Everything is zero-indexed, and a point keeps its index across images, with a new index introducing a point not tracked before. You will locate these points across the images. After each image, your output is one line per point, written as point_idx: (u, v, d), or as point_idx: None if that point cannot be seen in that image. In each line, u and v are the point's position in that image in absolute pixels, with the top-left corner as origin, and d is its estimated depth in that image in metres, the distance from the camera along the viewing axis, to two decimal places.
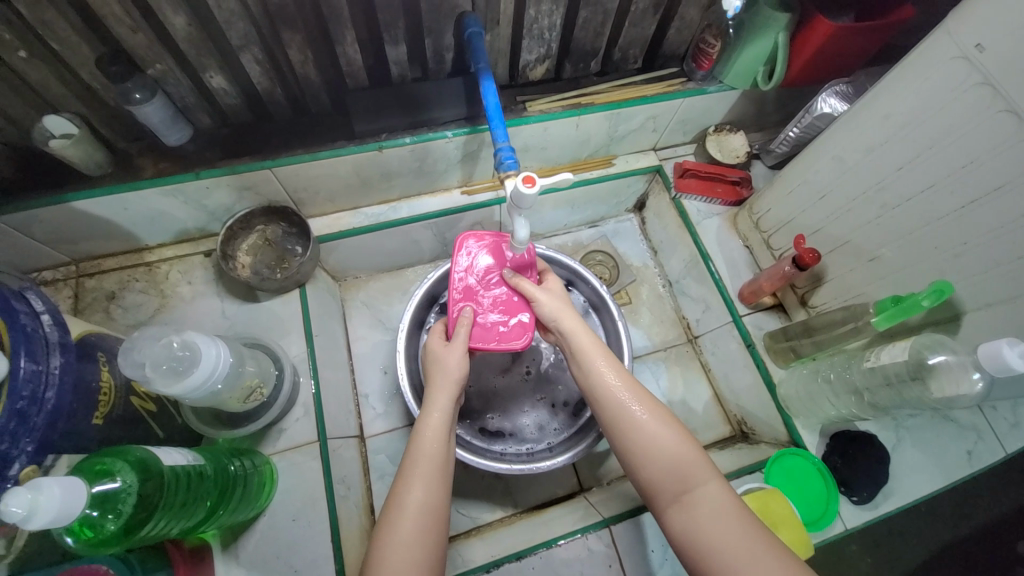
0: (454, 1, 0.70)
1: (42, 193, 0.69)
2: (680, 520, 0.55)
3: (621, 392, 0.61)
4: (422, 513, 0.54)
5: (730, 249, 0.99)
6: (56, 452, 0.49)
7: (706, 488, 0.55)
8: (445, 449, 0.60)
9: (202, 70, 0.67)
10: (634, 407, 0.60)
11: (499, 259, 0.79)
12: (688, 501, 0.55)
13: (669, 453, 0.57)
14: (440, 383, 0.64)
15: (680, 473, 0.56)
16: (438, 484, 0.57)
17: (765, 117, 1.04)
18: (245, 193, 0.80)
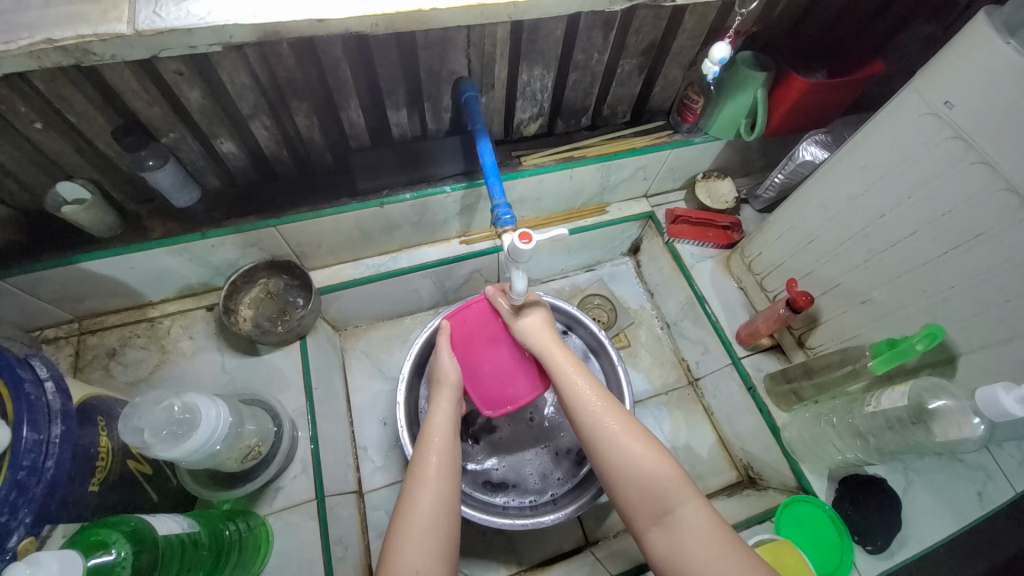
0: (452, 68, 0.75)
1: (51, 255, 0.71)
2: (663, 542, 0.55)
3: (596, 411, 0.63)
4: (437, 505, 0.58)
5: (725, 291, 1.00)
6: (52, 522, 0.47)
7: (685, 507, 0.55)
8: (452, 449, 0.64)
9: (213, 136, 0.71)
10: (608, 426, 0.61)
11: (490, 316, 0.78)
12: (669, 522, 0.55)
13: (646, 474, 0.57)
14: (446, 394, 0.70)
15: (659, 493, 0.56)
16: (448, 484, 0.61)
17: (751, 164, 1.09)
18: (249, 249, 0.82)
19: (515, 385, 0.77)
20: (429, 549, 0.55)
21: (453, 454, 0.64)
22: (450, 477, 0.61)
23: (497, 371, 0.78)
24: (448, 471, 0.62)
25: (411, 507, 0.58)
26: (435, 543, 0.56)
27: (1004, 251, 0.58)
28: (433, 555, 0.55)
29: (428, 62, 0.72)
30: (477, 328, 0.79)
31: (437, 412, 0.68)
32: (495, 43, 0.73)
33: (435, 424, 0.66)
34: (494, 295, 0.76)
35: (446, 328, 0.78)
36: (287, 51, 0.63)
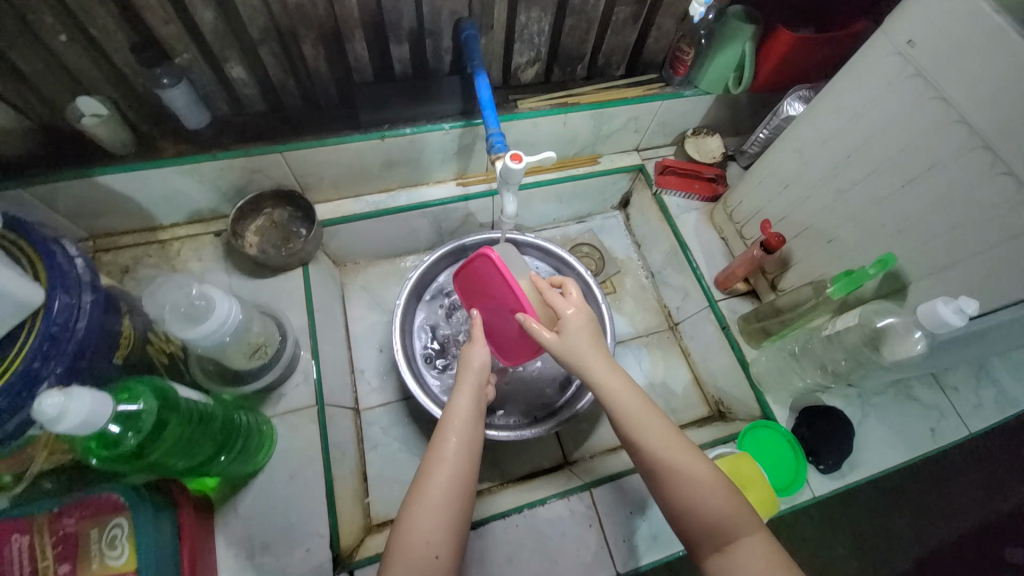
0: (452, 7, 0.78)
1: (68, 168, 0.75)
2: (721, 567, 0.56)
3: (652, 431, 0.61)
4: (450, 487, 0.60)
5: (707, 241, 1.06)
6: (82, 380, 0.52)
7: (750, 540, 0.56)
8: (474, 437, 0.64)
9: (224, 60, 0.74)
10: (657, 448, 0.60)
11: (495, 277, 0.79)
12: (731, 551, 0.56)
13: (707, 502, 0.57)
14: (468, 380, 0.68)
15: (716, 522, 0.57)
16: (465, 467, 0.62)
17: (739, 122, 1.13)
18: (255, 176, 0.87)
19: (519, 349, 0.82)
20: (437, 527, 0.57)
21: (476, 440, 0.65)
22: (468, 462, 0.62)
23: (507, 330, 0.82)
24: (470, 460, 0.62)
25: (423, 489, 0.59)
26: (445, 519, 0.58)
27: (952, 184, 0.63)
28: (442, 533, 0.57)
29: None
30: (484, 282, 0.81)
31: (458, 397, 0.67)
32: None
33: (462, 413, 0.65)
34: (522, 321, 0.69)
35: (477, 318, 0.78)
36: None
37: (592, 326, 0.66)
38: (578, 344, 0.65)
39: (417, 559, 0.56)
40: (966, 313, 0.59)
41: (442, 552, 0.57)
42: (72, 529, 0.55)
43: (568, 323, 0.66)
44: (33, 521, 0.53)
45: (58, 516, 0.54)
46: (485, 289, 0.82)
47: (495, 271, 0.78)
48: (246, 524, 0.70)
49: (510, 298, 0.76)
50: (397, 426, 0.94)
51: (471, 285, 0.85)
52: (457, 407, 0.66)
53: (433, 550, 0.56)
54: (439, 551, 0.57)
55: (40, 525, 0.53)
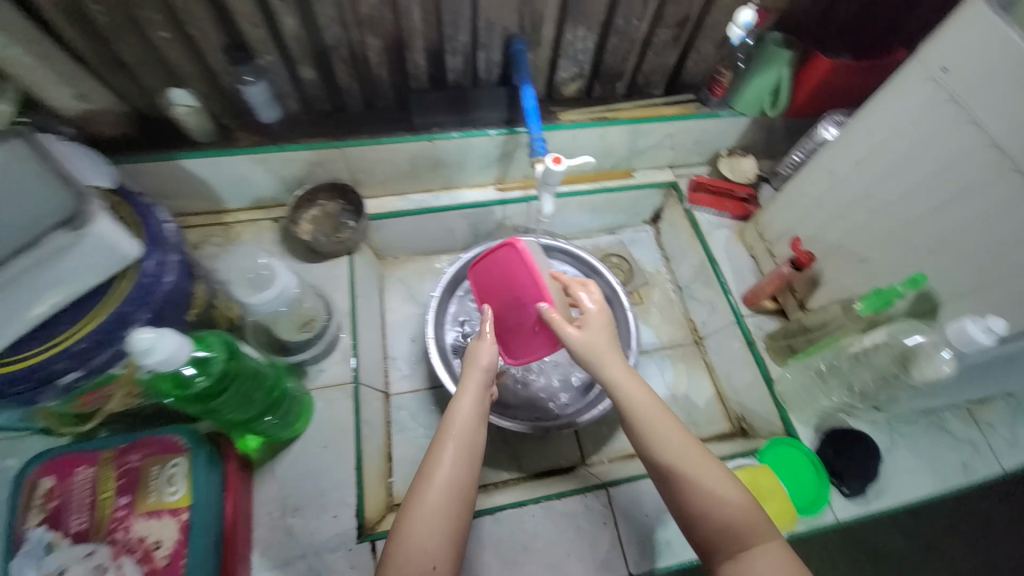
0: (505, 24, 0.85)
1: (155, 150, 0.84)
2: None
3: (667, 435, 0.61)
4: (449, 494, 0.58)
5: (737, 257, 1.08)
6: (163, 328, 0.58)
7: (765, 547, 0.56)
8: (475, 446, 0.63)
9: (299, 62, 0.83)
10: (672, 454, 0.60)
11: (518, 269, 0.81)
12: (744, 558, 0.55)
13: (723, 509, 0.57)
14: (474, 380, 0.67)
15: (731, 528, 0.56)
16: (464, 475, 0.60)
17: (774, 146, 1.16)
18: (314, 169, 0.95)
19: (534, 344, 0.83)
20: (433, 536, 0.56)
21: (477, 448, 0.63)
22: (468, 471, 0.61)
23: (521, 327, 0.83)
24: (467, 471, 0.61)
25: (421, 494, 0.58)
26: (442, 526, 0.57)
27: (985, 207, 0.64)
28: (438, 541, 0.56)
29: (488, 14, 0.83)
30: (503, 273, 0.84)
31: (461, 398, 0.65)
32: (547, 3, 0.83)
33: (464, 419, 0.64)
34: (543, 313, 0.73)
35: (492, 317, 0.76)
36: None
37: (607, 327, 0.69)
38: (596, 346, 0.67)
39: (413, 568, 0.54)
40: (996, 331, 0.60)
41: (439, 560, 0.55)
42: (135, 464, 0.62)
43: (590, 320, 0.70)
44: (101, 455, 0.62)
45: (123, 452, 0.62)
46: (503, 281, 0.84)
47: (520, 262, 0.81)
48: (282, 486, 0.75)
49: (528, 288, 0.79)
50: (424, 413, 0.98)
51: (487, 278, 0.87)
52: (459, 410, 0.64)
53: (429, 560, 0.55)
54: (436, 561, 0.55)
55: (107, 458, 0.62)
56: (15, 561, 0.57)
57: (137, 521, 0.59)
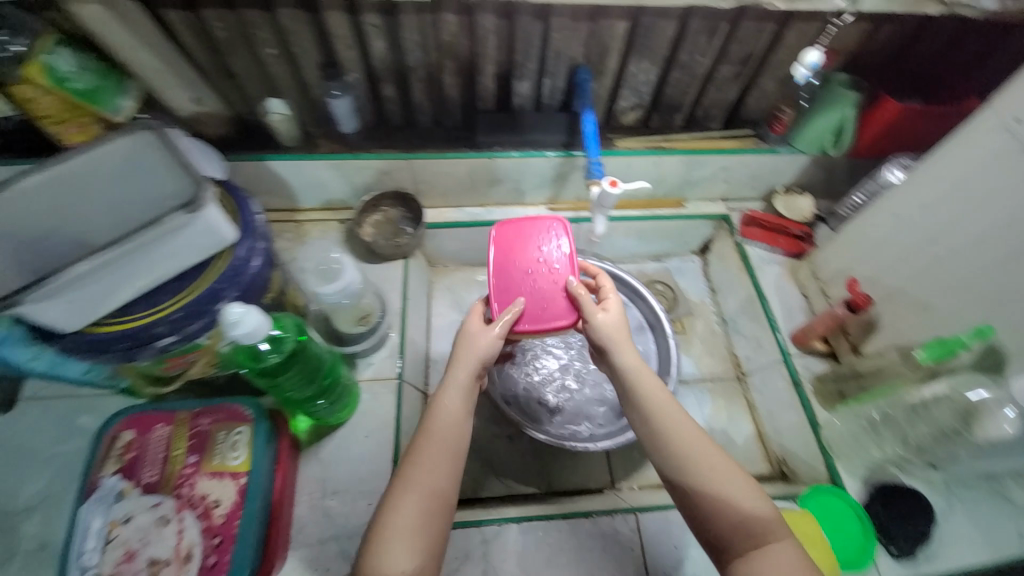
0: (572, 55, 0.90)
1: (248, 151, 0.94)
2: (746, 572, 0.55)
3: (673, 423, 0.63)
4: (420, 517, 0.58)
5: (788, 295, 1.06)
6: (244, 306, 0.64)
7: (782, 545, 0.55)
8: (444, 476, 0.61)
9: (381, 81, 0.91)
10: (682, 445, 0.61)
11: (553, 243, 0.80)
12: (757, 554, 0.55)
13: (733, 500, 0.58)
14: (455, 382, 0.66)
15: (744, 522, 0.56)
16: (433, 505, 0.59)
17: (834, 186, 1.14)
18: (382, 178, 1.02)
19: (549, 312, 0.75)
20: (404, 558, 0.55)
21: (448, 476, 0.61)
22: (436, 501, 0.59)
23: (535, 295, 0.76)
24: (435, 502, 0.59)
25: (392, 510, 0.58)
26: (415, 542, 0.57)
27: None
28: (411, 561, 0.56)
29: (556, 45, 0.88)
30: (530, 242, 0.80)
31: (442, 401, 0.65)
32: (614, 37, 0.88)
33: (433, 447, 0.62)
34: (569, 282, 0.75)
35: (517, 307, 0.73)
36: (452, 22, 0.82)
37: (619, 324, 0.71)
38: (612, 338, 0.70)
39: None
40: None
41: None
42: (204, 428, 0.68)
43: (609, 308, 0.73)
44: (176, 416, 0.69)
45: (196, 416, 0.69)
46: (530, 249, 0.80)
47: (559, 238, 0.80)
48: (323, 468, 0.79)
49: (551, 253, 0.79)
50: None
51: (508, 242, 0.80)
52: (437, 415, 0.64)
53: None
54: None
55: (182, 419, 0.69)
56: (88, 505, 0.63)
57: (203, 479, 0.65)
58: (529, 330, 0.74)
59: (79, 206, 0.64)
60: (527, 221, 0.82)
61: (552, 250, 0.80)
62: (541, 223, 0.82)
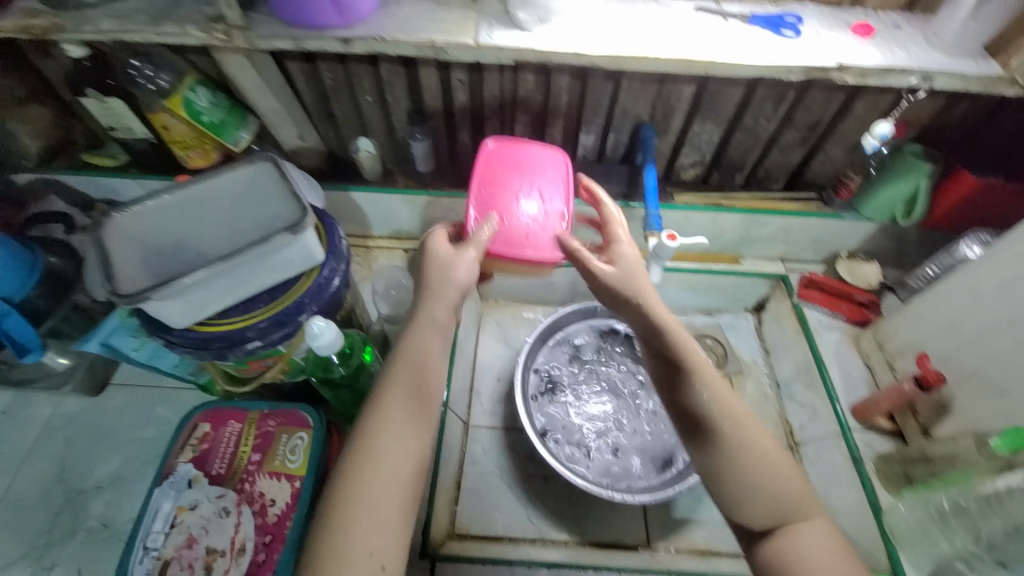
0: (637, 114, 0.96)
1: (335, 181, 1.05)
2: (778, 541, 0.61)
3: (715, 390, 0.64)
4: (388, 491, 0.57)
5: (850, 365, 1.04)
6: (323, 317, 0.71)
7: (811, 520, 0.61)
8: (412, 443, 0.59)
9: (459, 128, 1.00)
10: (723, 411, 0.63)
11: (540, 174, 0.82)
12: (788, 526, 0.61)
13: (771, 469, 0.62)
14: (429, 325, 0.67)
15: (773, 488, 0.62)
16: (400, 474, 0.58)
17: (904, 255, 1.10)
18: (449, 213, 1.10)
19: (523, 245, 0.77)
20: (375, 535, 0.55)
21: (417, 444, 0.60)
22: (405, 470, 0.58)
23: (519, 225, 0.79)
24: (400, 470, 0.58)
25: (355, 489, 0.56)
26: (383, 520, 0.56)
27: None
28: (380, 536, 0.55)
29: (624, 104, 0.94)
30: (511, 169, 0.82)
31: (407, 357, 0.64)
32: (680, 100, 0.92)
33: (398, 413, 0.60)
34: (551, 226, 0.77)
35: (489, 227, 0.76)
36: (530, 80, 0.90)
37: (631, 285, 0.72)
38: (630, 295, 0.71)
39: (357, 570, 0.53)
40: None
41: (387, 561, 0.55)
42: (269, 429, 0.75)
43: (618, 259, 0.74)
44: (246, 415, 0.76)
45: (263, 417, 0.76)
46: (514, 176, 0.81)
47: (544, 168, 0.83)
48: None
49: (545, 187, 0.81)
50: (497, 451, 1.02)
51: (492, 167, 0.82)
52: (403, 375, 0.63)
53: (377, 561, 0.54)
54: (385, 562, 0.55)
55: (252, 417, 0.76)
56: (161, 488, 0.71)
57: (262, 477, 0.72)
58: (506, 257, 0.77)
59: (196, 219, 0.74)
60: (509, 146, 0.83)
61: (536, 180, 0.81)
62: (528, 151, 0.83)
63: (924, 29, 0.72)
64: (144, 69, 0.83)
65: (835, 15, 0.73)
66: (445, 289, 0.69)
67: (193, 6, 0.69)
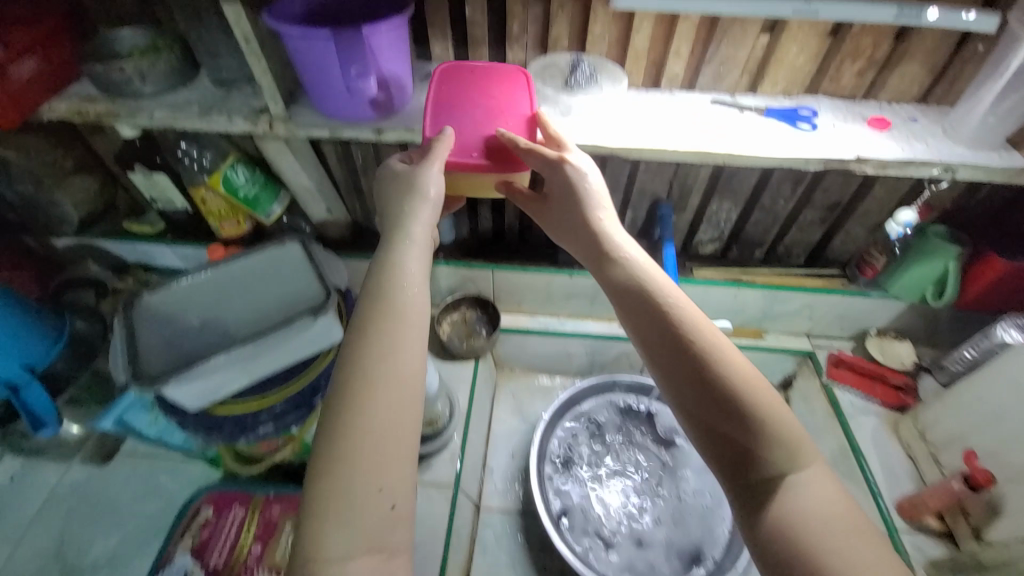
0: (654, 193, 0.98)
1: (357, 251, 1.07)
2: (783, 505, 0.51)
3: (698, 327, 0.59)
4: (395, 415, 0.50)
5: (887, 453, 0.99)
6: None
7: (812, 474, 0.53)
8: (405, 363, 0.52)
9: (480, 203, 1.03)
10: (709, 347, 0.57)
11: (507, 91, 0.71)
12: (794, 485, 0.52)
13: (762, 412, 0.54)
14: (417, 246, 0.61)
15: (767, 433, 0.53)
16: (409, 394, 0.51)
17: (937, 333, 1.06)
18: (467, 283, 1.11)
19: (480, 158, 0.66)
20: (383, 470, 0.47)
21: (410, 364, 0.52)
22: (403, 390, 0.51)
23: (475, 136, 0.68)
24: (403, 391, 0.51)
25: (354, 419, 0.48)
26: (389, 453, 0.48)
27: None
28: (386, 467, 0.48)
29: (642, 184, 0.97)
30: (474, 83, 0.71)
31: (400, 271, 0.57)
32: (696, 181, 0.95)
33: (388, 336, 0.53)
34: (503, 132, 0.66)
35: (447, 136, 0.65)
36: None
37: (588, 222, 0.67)
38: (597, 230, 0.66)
39: (367, 511, 0.46)
40: None
41: (399, 500, 0.47)
42: (272, 517, 0.78)
43: (568, 177, 0.66)
44: (251, 499, 0.79)
45: (268, 503, 0.79)
46: (476, 93, 0.70)
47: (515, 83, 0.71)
48: None
49: (509, 102, 0.70)
50: (511, 538, 0.95)
51: (457, 86, 0.70)
52: (399, 288, 0.56)
53: (387, 498, 0.47)
54: (396, 501, 0.47)
55: (255, 502, 0.79)
56: None
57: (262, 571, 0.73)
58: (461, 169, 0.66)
59: (225, 300, 0.79)
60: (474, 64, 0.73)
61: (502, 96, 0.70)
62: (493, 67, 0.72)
63: (940, 121, 0.74)
64: (190, 150, 0.88)
65: (849, 108, 0.75)
66: (422, 212, 0.62)
67: (242, 98, 0.74)
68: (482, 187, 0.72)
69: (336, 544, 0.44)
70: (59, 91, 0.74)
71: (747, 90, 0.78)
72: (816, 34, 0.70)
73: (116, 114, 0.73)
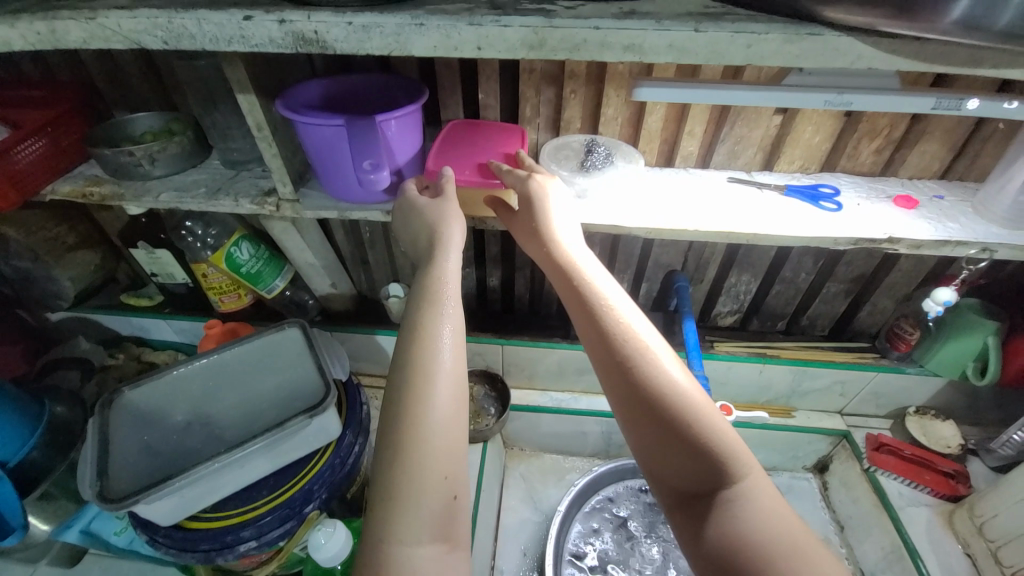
0: (668, 264, 0.95)
1: (361, 324, 1.03)
2: (719, 520, 0.48)
3: (630, 335, 0.55)
4: (454, 399, 0.49)
5: (945, 551, 0.88)
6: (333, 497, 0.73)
7: (751, 485, 0.50)
8: (453, 353, 0.52)
9: (489, 274, 1.00)
10: (644, 354, 0.54)
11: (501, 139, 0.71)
12: (732, 501, 0.49)
13: (697, 423, 0.51)
14: (454, 246, 0.59)
15: (698, 441, 0.51)
16: (456, 383, 0.51)
17: (981, 412, 0.99)
18: (475, 358, 1.05)
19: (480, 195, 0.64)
20: (445, 459, 0.46)
21: (458, 355, 0.52)
22: (455, 378, 0.50)
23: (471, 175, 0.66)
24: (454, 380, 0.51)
25: (411, 409, 0.47)
26: (450, 444, 0.47)
27: None
28: (446, 453, 0.47)
29: (657, 256, 0.94)
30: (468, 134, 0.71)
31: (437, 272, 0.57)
32: (714, 253, 0.92)
33: (433, 327, 0.52)
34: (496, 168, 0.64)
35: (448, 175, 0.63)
36: None
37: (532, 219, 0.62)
38: (546, 229, 0.61)
39: (428, 500, 0.45)
40: None
41: (459, 490, 0.47)
42: None
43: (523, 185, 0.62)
44: None
45: None
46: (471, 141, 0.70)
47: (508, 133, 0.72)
48: None
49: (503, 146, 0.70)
50: None
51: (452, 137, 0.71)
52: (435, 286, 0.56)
53: (449, 488, 0.46)
54: (456, 491, 0.46)
55: None
56: None
57: None
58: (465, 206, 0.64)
59: (222, 391, 0.78)
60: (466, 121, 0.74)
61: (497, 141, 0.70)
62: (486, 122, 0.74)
63: (969, 198, 0.71)
64: (195, 228, 0.86)
65: (871, 186, 0.74)
66: (450, 216, 0.59)
67: (250, 179, 0.73)
68: (474, 209, 0.69)
69: (408, 528, 0.43)
70: (62, 173, 0.72)
71: (762, 167, 0.77)
72: (831, 114, 0.69)
73: (121, 197, 0.70)
